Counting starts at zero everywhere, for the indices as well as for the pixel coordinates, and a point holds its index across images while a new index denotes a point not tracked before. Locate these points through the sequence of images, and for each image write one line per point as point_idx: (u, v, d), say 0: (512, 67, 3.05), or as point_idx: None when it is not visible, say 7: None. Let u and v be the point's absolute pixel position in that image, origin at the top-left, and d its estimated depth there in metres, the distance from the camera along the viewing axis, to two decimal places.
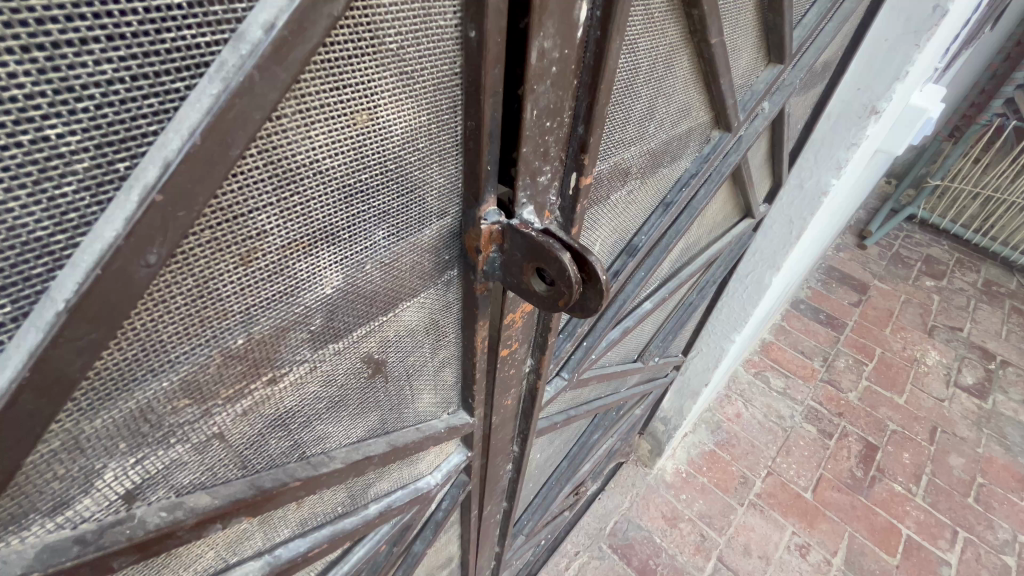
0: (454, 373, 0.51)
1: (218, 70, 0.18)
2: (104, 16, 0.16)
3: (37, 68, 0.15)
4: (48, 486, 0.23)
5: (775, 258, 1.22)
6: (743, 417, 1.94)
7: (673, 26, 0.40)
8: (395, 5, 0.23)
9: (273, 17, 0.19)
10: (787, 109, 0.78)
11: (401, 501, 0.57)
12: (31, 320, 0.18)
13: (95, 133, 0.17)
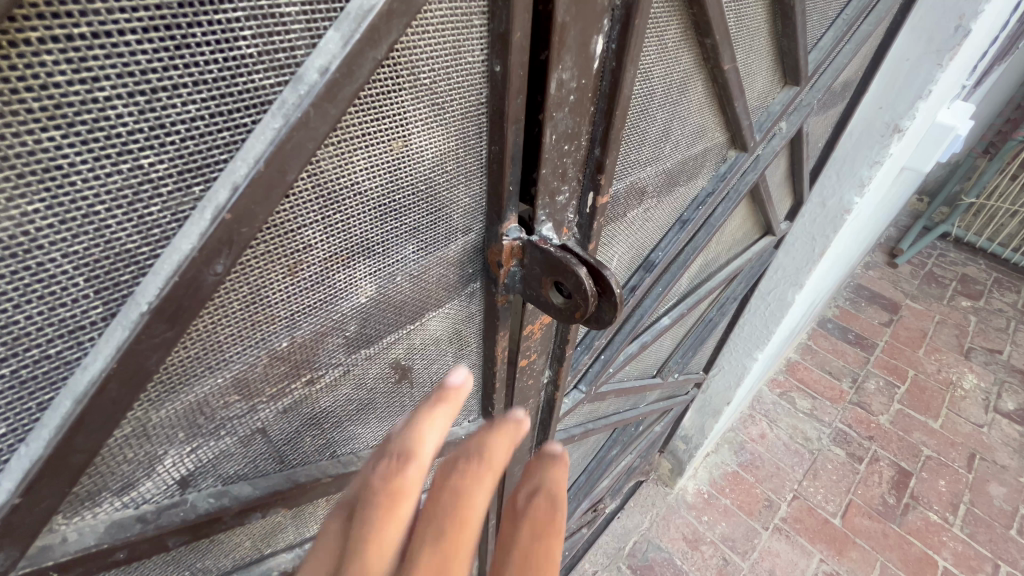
0: (475, 381, 0.53)
1: (281, 103, 0.22)
2: (191, 64, 0.19)
3: (139, 113, 0.19)
4: (119, 467, 0.26)
5: (798, 276, 1.22)
6: (767, 438, 1.89)
7: (686, 54, 0.43)
8: (430, 45, 0.26)
9: (327, 62, 0.22)
10: (805, 128, 0.79)
11: None
12: (120, 319, 0.22)
13: (178, 163, 0.20)
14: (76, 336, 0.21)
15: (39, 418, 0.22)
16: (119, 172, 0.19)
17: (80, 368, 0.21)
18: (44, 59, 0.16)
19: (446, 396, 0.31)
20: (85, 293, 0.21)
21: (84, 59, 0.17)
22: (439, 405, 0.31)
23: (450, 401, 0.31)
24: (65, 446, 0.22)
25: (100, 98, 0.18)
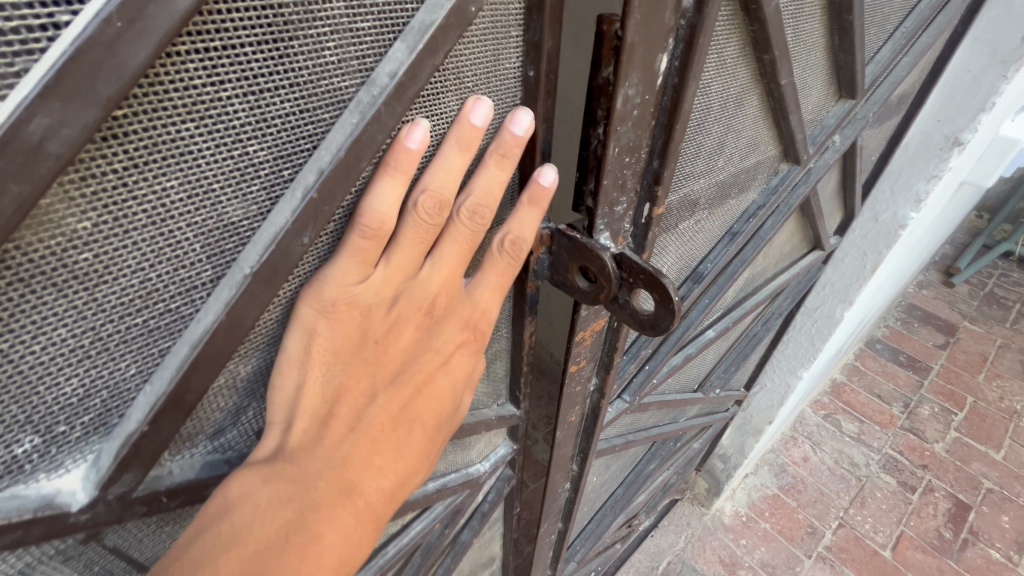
0: (504, 365, 0.55)
1: (353, 102, 0.28)
2: (287, 72, 0.25)
3: (249, 109, 0.25)
4: (214, 414, 0.35)
5: (847, 292, 1.18)
6: (811, 461, 1.82)
7: (744, 69, 0.44)
8: (477, 55, 0.33)
9: (394, 68, 0.27)
10: (859, 142, 0.78)
11: (454, 484, 0.61)
12: (227, 278, 0.28)
13: (273, 149, 0.27)
14: (191, 294, 0.28)
15: (165, 356, 0.29)
16: (232, 158, 0.26)
17: (197, 321, 0.28)
18: (194, 74, 0.22)
19: (508, 145, 0.35)
20: (201, 256, 0.27)
21: (216, 65, 0.23)
22: (464, 141, 0.33)
23: (506, 152, 0.35)
24: (182, 383, 0.29)
25: (226, 101, 0.24)
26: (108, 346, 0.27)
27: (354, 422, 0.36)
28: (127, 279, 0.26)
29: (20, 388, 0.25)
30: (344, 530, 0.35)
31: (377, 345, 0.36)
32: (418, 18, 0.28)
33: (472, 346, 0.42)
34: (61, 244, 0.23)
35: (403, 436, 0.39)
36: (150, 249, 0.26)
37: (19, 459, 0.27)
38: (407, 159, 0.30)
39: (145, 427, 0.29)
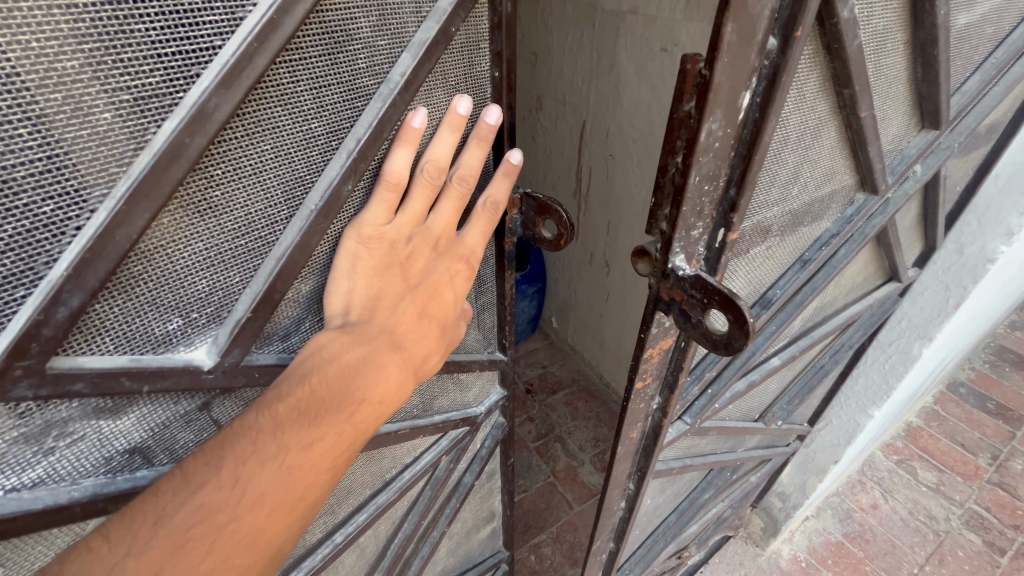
0: (493, 317, 0.87)
1: (375, 95, 0.49)
2: (338, 81, 0.46)
3: (315, 103, 0.45)
4: (284, 318, 0.54)
5: (927, 328, 1.12)
6: (881, 510, 1.69)
7: (822, 102, 0.45)
8: (459, 63, 0.56)
9: (400, 72, 0.49)
10: (942, 172, 0.76)
11: (456, 417, 0.91)
12: (299, 210, 0.49)
13: (327, 128, 0.47)
14: (275, 225, 0.48)
15: (258, 264, 0.49)
16: (300, 133, 0.46)
17: (281, 241, 0.49)
18: (283, 83, 0.42)
19: (484, 130, 0.56)
20: (282, 198, 0.47)
21: (299, 77, 0.43)
22: (453, 124, 0.54)
23: (483, 135, 0.57)
24: (271, 285, 0.49)
25: (299, 99, 0.44)
26: (225, 254, 0.46)
27: (393, 310, 0.56)
28: (242, 213, 0.45)
29: (177, 280, 0.44)
30: (397, 366, 0.55)
31: (401, 265, 0.56)
32: (416, 37, 0.49)
33: (468, 274, 0.62)
34: (210, 185, 0.42)
35: (426, 324, 0.59)
36: (252, 191, 0.45)
37: (169, 334, 0.46)
38: (413, 133, 0.51)
39: (248, 313, 0.49)
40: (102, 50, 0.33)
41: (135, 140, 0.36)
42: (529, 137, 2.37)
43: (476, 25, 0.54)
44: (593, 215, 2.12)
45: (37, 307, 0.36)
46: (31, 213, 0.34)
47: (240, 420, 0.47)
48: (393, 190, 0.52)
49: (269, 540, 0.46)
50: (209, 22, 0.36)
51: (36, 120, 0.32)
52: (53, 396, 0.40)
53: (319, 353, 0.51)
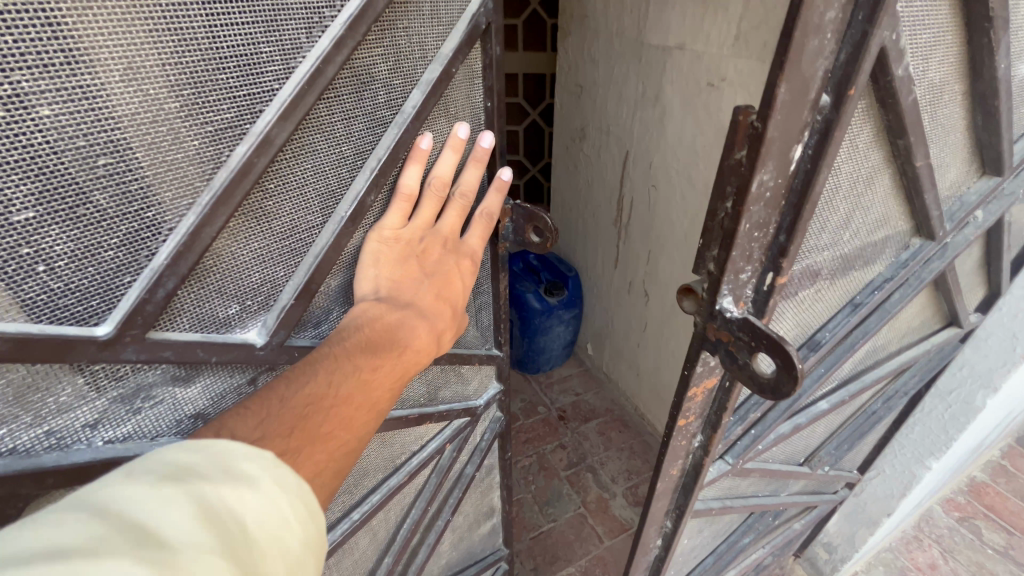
0: (489, 317, 0.98)
1: (391, 124, 0.63)
2: (363, 113, 0.59)
3: (346, 131, 0.58)
4: (316, 307, 0.65)
5: (992, 377, 1.06)
6: (940, 571, 1.57)
7: (875, 151, 0.45)
8: (458, 101, 0.71)
9: (411, 104, 0.63)
10: (1007, 218, 0.74)
11: (458, 408, 0.99)
12: (332, 217, 0.61)
13: (355, 150, 0.60)
14: (313, 228, 0.60)
15: (299, 262, 0.60)
16: (333, 155, 0.58)
17: (318, 242, 0.60)
18: (324, 114, 0.55)
19: (480, 151, 0.71)
20: (319, 207, 0.59)
21: (336, 110, 0.56)
22: (454, 145, 0.68)
23: (479, 155, 0.72)
24: (311, 277, 0.60)
25: (335, 127, 0.57)
26: (276, 253, 0.57)
27: (416, 291, 0.66)
28: (290, 217, 0.57)
29: (239, 272, 0.55)
30: (429, 325, 0.66)
31: (413, 260, 0.67)
32: (426, 75, 0.64)
33: (472, 269, 0.74)
34: (268, 197, 0.54)
35: (444, 303, 0.69)
36: (297, 201, 0.57)
37: (230, 317, 0.56)
38: (421, 152, 0.65)
39: (292, 300, 0.59)
40: (195, 92, 0.45)
41: (216, 159, 0.48)
42: (572, 165, 2.42)
43: (471, 64, 0.71)
44: (634, 243, 2.13)
45: (141, 290, 0.46)
46: (138, 217, 0.45)
47: (312, 354, 0.56)
48: (410, 198, 0.65)
49: (364, 423, 0.55)
50: (272, 69, 0.49)
51: (146, 142, 0.43)
52: (148, 361, 0.49)
53: (363, 315, 0.61)
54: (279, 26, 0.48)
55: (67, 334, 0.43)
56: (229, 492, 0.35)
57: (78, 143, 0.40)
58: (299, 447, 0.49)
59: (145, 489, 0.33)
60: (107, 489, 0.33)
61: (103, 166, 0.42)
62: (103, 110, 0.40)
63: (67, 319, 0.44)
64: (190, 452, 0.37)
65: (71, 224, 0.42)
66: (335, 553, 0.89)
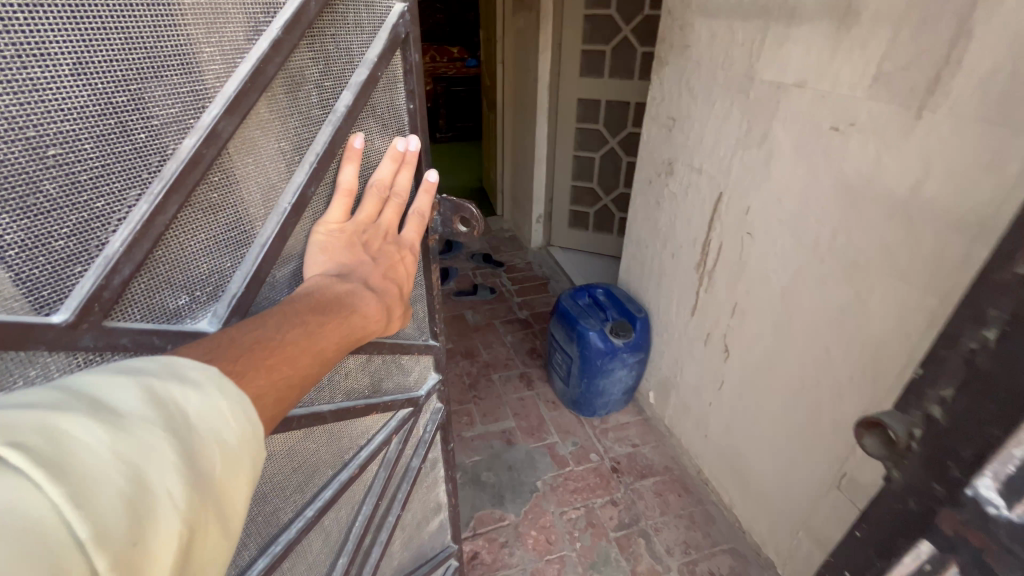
0: (424, 309, 1.26)
1: (325, 120, 0.81)
2: (300, 116, 0.77)
3: (283, 132, 0.75)
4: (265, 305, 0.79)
5: None
6: None
7: None
8: (384, 106, 0.92)
9: (342, 104, 0.81)
10: None
11: (404, 397, 1.27)
12: (276, 208, 0.76)
13: (293, 147, 0.77)
14: (258, 216, 0.75)
15: (246, 252, 0.75)
16: (275, 148, 0.75)
17: (263, 229, 0.75)
18: (264, 114, 0.71)
19: (408, 154, 0.95)
20: (263, 196, 0.75)
21: (277, 112, 0.73)
22: (392, 154, 0.92)
23: (408, 158, 0.95)
24: (259, 265, 0.75)
25: (275, 122, 0.73)
26: (223, 242, 0.71)
27: (364, 268, 0.81)
28: (235, 207, 0.71)
29: (192, 257, 0.68)
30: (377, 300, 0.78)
31: (359, 242, 0.84)
32: (357, 74, 0.83)
33: (415, 257, 0.93)
34: (212, 188, 0.67)
35: (388, 281, 0.84)
36: (241, 193, 0.72)
37: (180, 307, 0.69)
38: (355, 149, 0.84)
39: (241, 289, 0.73)
40: (140, 94, 0.57)
41: (165, 151, 0.61)
42: (655, 200, 2.26)
43: (393, 71, 0.92)
44: (717, 294, 1.95)
45: (96, 279, 0.57)
46: (88, 207, 0.56)
47: (267, 308, 0.65)
48: (350, 192, 0.84)
49: (302, 364, 0.61)
50: (215, 71, 0.64)
51: (98, 139, 0.55)
52: (104, 347, 0.60)
53: (318, 286, 0.73)
54: (219, 37, 0.63)
55: (21, 324, 0.52)
56: (174, 387, 0.47)
57: (34, 137, 0.50)
58: (243, 373, 0.55)
59: (96, 371, 0.46)
60: (84, 375, 0.46)
61: (52, 156, 0.52)
62: (56, 110, 0.51)
63: (21, 311, 0.54)
64: (146, 362, 0.49)
65: (24, 214, 0.51)
66: (292, 554, 1.08)
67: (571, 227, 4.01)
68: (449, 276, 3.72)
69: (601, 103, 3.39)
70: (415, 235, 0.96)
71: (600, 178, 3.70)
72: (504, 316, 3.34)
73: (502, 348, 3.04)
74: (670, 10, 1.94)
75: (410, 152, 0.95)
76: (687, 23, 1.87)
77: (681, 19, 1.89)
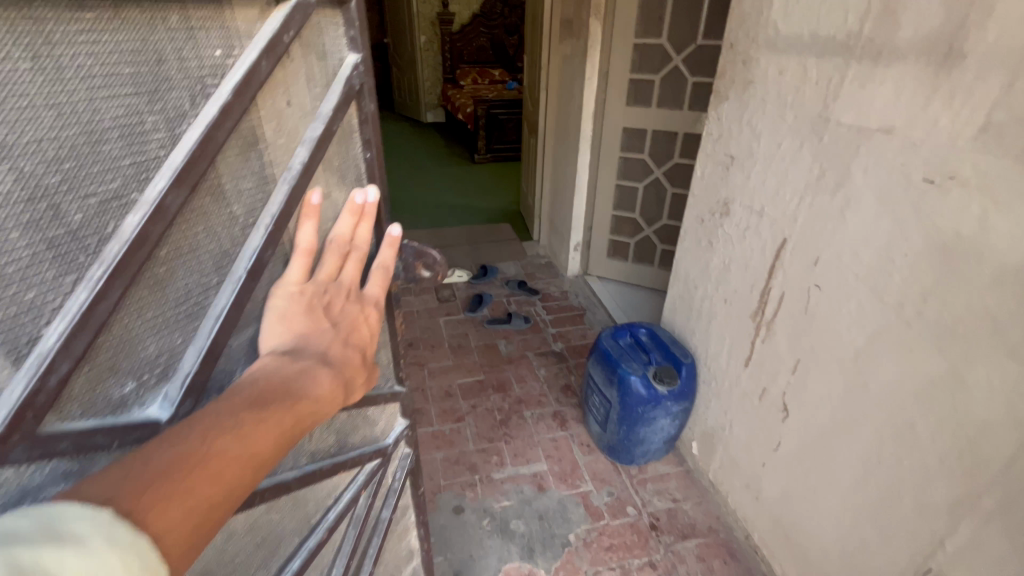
0: (386, 353, 1.19)
1: (280, 181, 0.86)
2: (250, 182, 0.82)
3: (233, 200, 0.80)
4: (220, 372, 0.83)
5: None
6: None
7: None
8: (338, 163, 0.98)
9: (296, 164, 0.86)
10: None
11: (369, 450, 1.21)
12: (230, 276, 0.81)
13: (243, 213, 0.82)
14: (209, 285, 0.80)
15: (199, 324, 0.79)
16: (226, 217, 0.80)
17: (216, 298, 0.80)
18: (215, 184, 0.76)
19: (369, 205, 0.98)
20: (216, 266, 0.80)
21: (228, 181, 0.79)
22: (352, 208, 0.96)
23: (368, 210, 0.98)
24: (214, 337, 0.79)
25: (226, 191, 0.78)
26: (174, 317, 0.76)
27: (323, 337, 0.83)
28: (182, 278, 0.75)
29: (139, 333, 0.71)
30: (331, 376, 0.79)
31: (315, 307, 0.86)
32: (309, 134, 0.87)
33: (376, 313, 0.97)
34: (159, 264, 0.71)
35: (345, 352, 0.85)
36: (191, 265, 0.76)
37: (127, 392, 0.72)
38: (312, 205, 0.87)
39: (195, 365, 0.78)
40: (76, 178, 0.61)
41: (102, 232, 0.64)
42: (706, 240, 2.13)
43: (349, 126, 0.98)
44: (777, 347, 1.79)
45: (31, 378, 0.58)
46: (19, 300, 0.58)
47: (205, 406, 0.66)
48: (309, 252, 0.87)
49: (237, 467, 0.62)
50: (155, 147, 0.68)
51: (32, 226, 0.58)
52: (42, 454, 0.61)
53: (268, 369, 0.74)
54: (160, 116, 0.68)
55: None
56: (44, 553, 0.44)
57: None
58: (166, 494, 0.56)
59: None
60: None
61: None
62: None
63: None
64: (20, 521, 0.47)
65: None
66: None
67: (610, 257, 3.90)
68: (483, 302, 3.64)
69: (648, 132, 3.31)
70: (378, 289, 1.00)
71: (643, 208, 3.60)
72: (537, 348, 3.23)
73: (535, 382, 2.93)
74: (732, 44, 1.83)
75: (368, 204, 0.98)
76: (750, 58, 1.76)
77: (744, 53, 1.79)
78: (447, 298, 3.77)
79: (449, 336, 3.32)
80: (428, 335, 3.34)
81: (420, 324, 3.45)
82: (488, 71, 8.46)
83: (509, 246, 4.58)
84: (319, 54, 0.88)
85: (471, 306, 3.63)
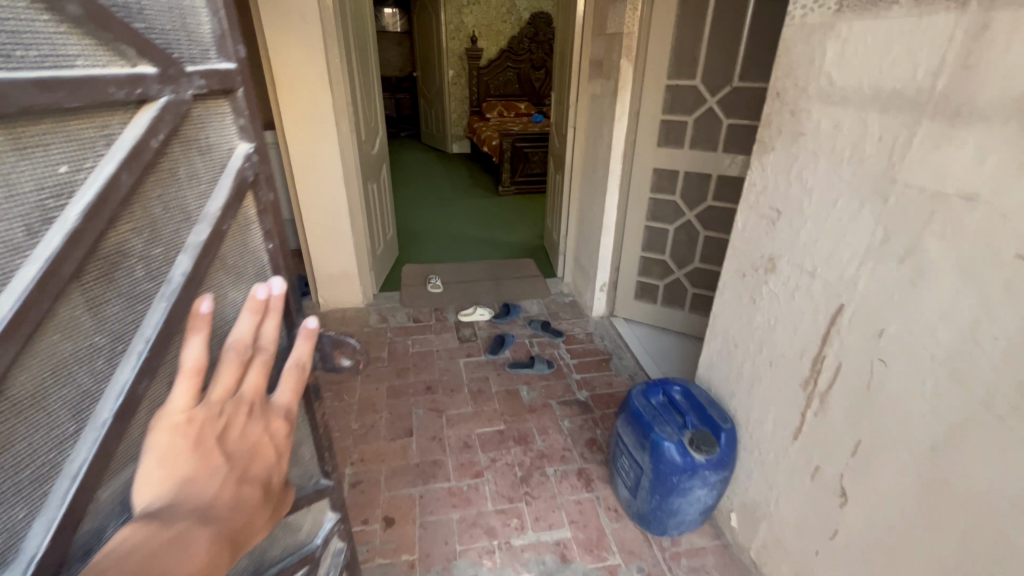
0: (309, 449, 1.23)
1: (158, 295, 0.80)
2: (121, 303, 0.74)
3: (100, 327, 0.71)
4: (82, 534, 0.71)
5: None
6: None
7: None
8: (228, 260, 0.96)
9: (178, 274, 0.82)
10: None
11: (296, 557, 1.22)
12: (91, 421, 0.70)
13: (111, 340, 0.73)
14: (66, 438, 0.68)
15: (50, 487, 0.66)
16: (90, 349, 0.70)
17: (77, 449, 0.69)
18: (72, 316, 0.67)
19: (274, 299, 0.93)
20: (77, 410, 0.69)
21: (94, 307, 0.70)
22: (255, 303, 0.90)
23: (273, 304, 0.93)
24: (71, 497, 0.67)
25: (89, 321, 0.69)
26: (17, 491, 0.62)
27: (208, 482, 0.72)
28: (29, 439, 0.63)
29: None
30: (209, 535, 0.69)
31: (206, 442, 0.74)
32: (194, 238, 0.85)
33: (283, 426, 0.88)
34: None
35: (234, 495, 0.75)
36: (39, 422, 0.64)
37: None
38: (202, 314, 0.78)
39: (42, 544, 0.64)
40: None
41: None
42: (748, 297, 1.98)
43: (241, 220, 1.00)
44: (832, 423, 1.61)
45: None
46: None
47: None
48: (198, 371, 0.76)
49: None
50: None
51: None
52: None
53: (128, 543, 0.61)
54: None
55: None
56: None
57: None
58: None
59: None
60: None
61: None
62: None
63: None
64: None
65: None
66: None
67: (637, 299, 3.75)
68: (505, 344, 3.52)
69: (679, 173, 3.21)
70: (286, 394, 0.92)
71: (673, 250, 3.46)
72: (560, 396, 3.07)
73: (558, 435, 2.77)
74: (779, 93, 1.72)
75: (275, 298, 0.93)
76: (800, 108, 1.65)
77: (792, 103, 1.67)
78: (468, 338, 3.66)
79: (469, 381, 3.20)
80: (447, 378, 3.22)
81: (440, 366, 3.34)
82: (513, 105, 8.58)
83: (532, 283, 4.47)
84: (205, 151, 0.89)
85: (492, 348, 3.51)
